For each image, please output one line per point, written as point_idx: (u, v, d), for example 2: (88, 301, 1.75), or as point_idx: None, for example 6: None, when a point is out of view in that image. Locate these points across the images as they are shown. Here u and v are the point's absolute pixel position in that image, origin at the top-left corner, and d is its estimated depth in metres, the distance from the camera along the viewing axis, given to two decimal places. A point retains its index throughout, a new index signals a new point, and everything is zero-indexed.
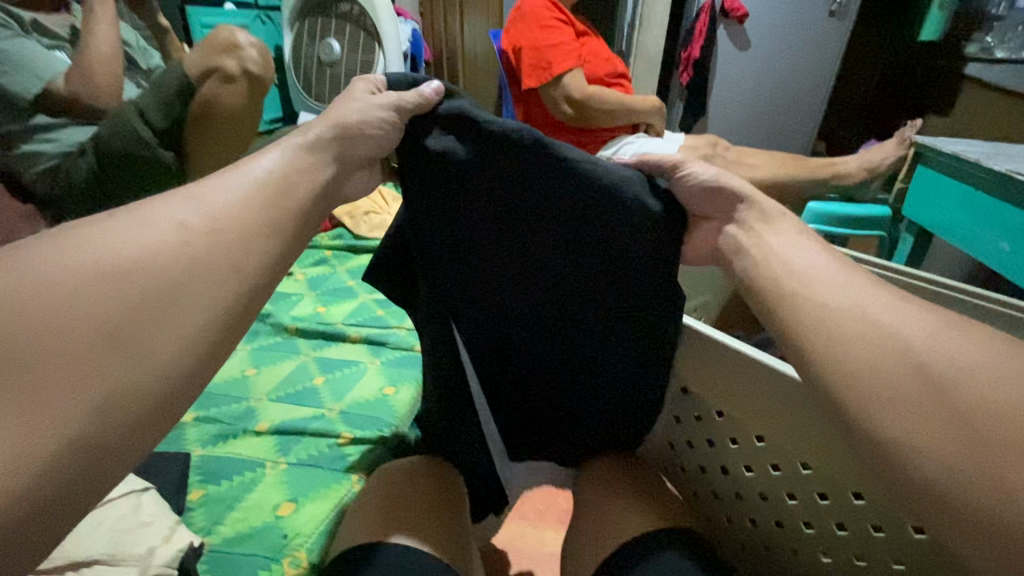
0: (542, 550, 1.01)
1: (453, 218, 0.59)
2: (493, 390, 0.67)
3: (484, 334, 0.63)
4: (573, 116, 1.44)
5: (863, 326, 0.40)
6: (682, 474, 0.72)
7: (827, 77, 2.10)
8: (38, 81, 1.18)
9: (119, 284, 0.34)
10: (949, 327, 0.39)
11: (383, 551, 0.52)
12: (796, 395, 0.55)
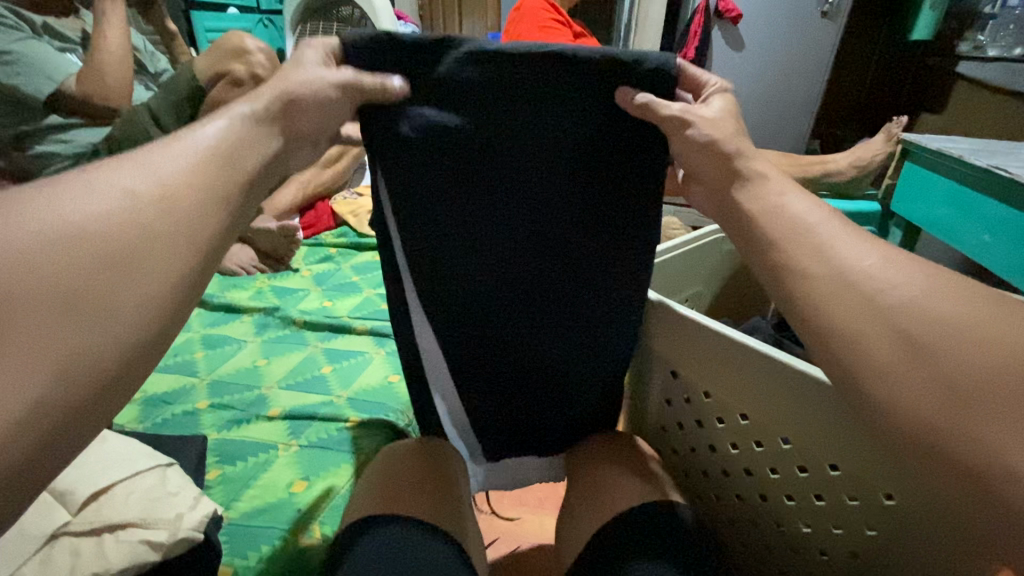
0: (541, 534, 1.05)
1: (445, 201, 0.62)
2: (474, 361, 0.70)
3: (463, 302, 0.66)
4: None
5: (837, 285, 0.41)
6: (672, 454, 0.76)
7: (820, 76, 2.12)
8: (49, 82, 1.22)
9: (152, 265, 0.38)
10: (936, 282, 0.39)
11: (382, 540, 0.54)
12: (777, 376, 0.58)
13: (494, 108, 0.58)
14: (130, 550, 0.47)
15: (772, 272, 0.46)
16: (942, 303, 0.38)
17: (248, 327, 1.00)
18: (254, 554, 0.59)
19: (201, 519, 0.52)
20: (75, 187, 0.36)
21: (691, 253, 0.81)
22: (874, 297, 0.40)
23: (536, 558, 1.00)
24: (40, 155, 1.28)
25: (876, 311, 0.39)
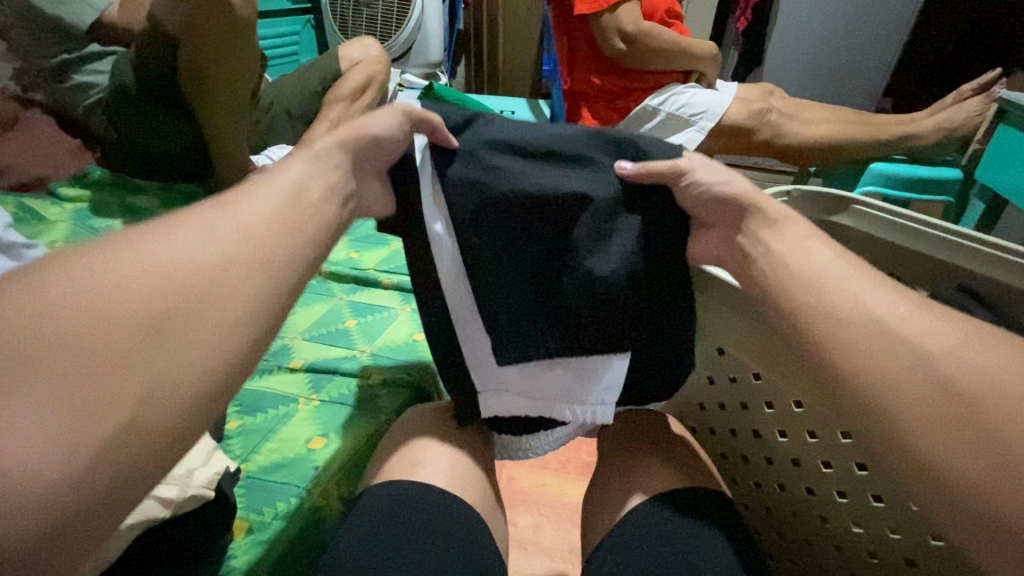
0: (563, 499, 1.04)
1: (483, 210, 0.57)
2: (509, 266, 0.58)
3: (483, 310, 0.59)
4: (624, 54, 1.34)
5: (873, 338, 0.39)
6: (710, 436, 0.71)
7: (902, 31, 1.91)
8: (90, 11, 1.23)
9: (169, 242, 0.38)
10: (969, 336, 0.39)
11: (392, 490, 0.54)
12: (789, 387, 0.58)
13: (524, 137, 0.57)
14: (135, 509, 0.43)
15: (803, 309, 0.43)
16: (986, 359, 0.37)
17: None
18: (269, 510, 0.57)
19: (211, 478, 0.49)
20: (110, 249, 0.36)
21: None
22: (916, 345, 0.38)
23: (557, 523, 1.00)
24: (77, 88, 1.20)
25: (921, 363, 0.38)
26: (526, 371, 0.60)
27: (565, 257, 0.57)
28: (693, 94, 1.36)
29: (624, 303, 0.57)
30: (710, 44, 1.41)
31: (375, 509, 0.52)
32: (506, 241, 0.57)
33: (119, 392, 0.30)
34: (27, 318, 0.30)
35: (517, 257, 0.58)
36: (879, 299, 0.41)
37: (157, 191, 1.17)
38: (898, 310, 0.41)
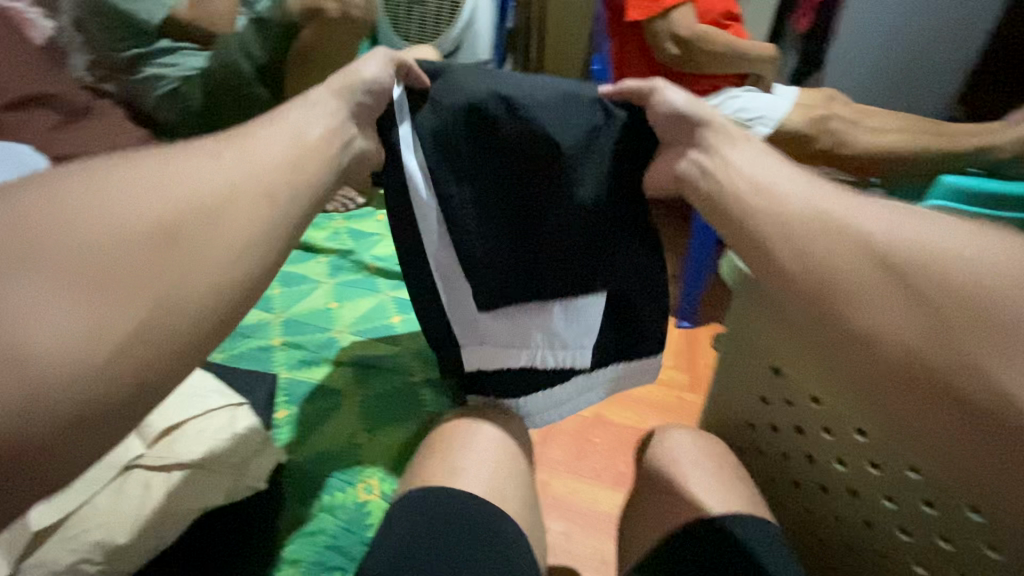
0: (596, 508, 1.03)
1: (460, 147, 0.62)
2: (486, 196, 0.64)
3: (470, 244, 0.64)
4: (678, 59, 1.30)
5: (833, 235, 0.43)
6: (759, 457, 0.69)
7: (981, 33, 1.78)
8: (160, 7, 1.22)
9: (176, 169, 0.42)
10: (904, 219, 0.43)
11: (431, 491, 0.54)
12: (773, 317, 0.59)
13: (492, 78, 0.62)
14: (196, 494, 0.50)
15: (779, 241, 0.45)
16: (927, 235, 0.42)
17: (324, 269, 0.96)
18: (314, 502, 0.60)
19: (263, 469, 0.55)
20: (128, 180, 0.40)
21: None
22: (864, 232, 0.43)
23: (588, 532, 0.99)
24: (148, 80, 1.24)
25: (871, 245, 0.42)
26: (507, 309, 0.67)
27: (535, 183, 0.63)
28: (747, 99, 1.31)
29: (591, 221, 0.64)
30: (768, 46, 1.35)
31: (416, 508, 0.52)
32: (482, 173, 0.63)
33: (135, 292, 0.36)
34: (50, 226, 0.35)
35: (493, 187, 0.64)
36: (824, 201, 0.46)
37: None
38: (844, 209, 0.45)
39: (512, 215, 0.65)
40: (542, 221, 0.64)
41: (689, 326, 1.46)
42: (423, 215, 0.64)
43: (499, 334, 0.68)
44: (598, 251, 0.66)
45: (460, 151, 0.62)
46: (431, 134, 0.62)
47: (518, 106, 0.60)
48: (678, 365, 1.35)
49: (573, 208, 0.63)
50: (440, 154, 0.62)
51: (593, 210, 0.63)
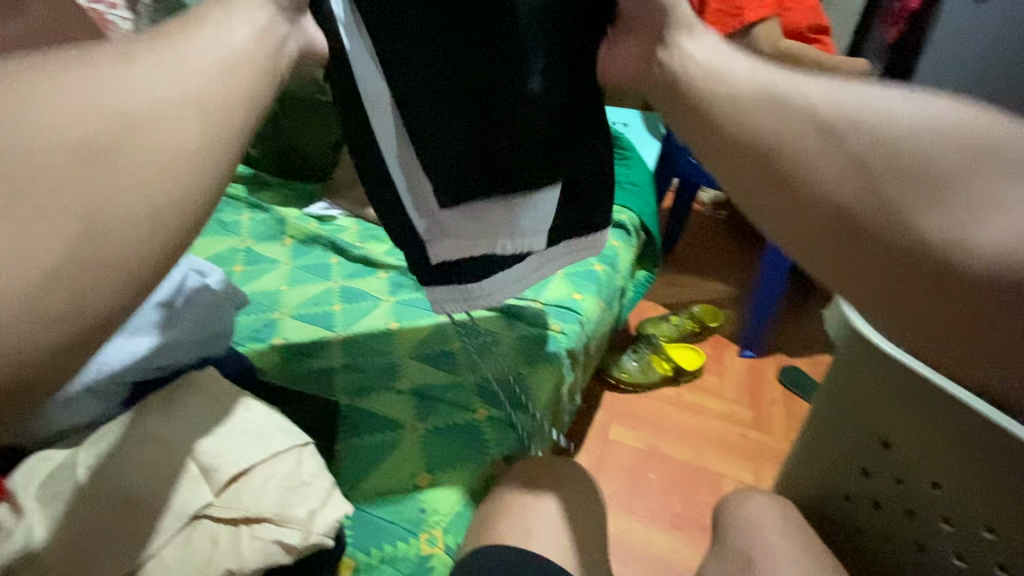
0: (649, 551, 0.98)
1: (405, 31, 0.53)
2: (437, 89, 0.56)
3: (424, 143, 0.58)
4: None
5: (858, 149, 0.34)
6: (853, 533, 0.62)
7: None
8: None
9: (101, 77, 0.33)
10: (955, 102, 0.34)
11: (490, 551, 0.51)
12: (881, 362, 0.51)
13: None
14: (263, 552, 0.47)
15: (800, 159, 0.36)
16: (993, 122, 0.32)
17: (383, 285, 0.95)
18: (377, 551, 0.58)
19: (331, 523, 0.50)
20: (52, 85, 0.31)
21: None
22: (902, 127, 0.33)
23: None
24: None
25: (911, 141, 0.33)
26: (465, 212, 0.63)
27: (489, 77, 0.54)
28: None
29: (554, 116, 0.58)
30: (860, 65, 1.25)
31: (473, 568, 0.49)
32: (433, 63, 0.54)
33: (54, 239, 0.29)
34: None
35: (444, 81, 0.55)
36: (860, 93, 0.36)
37: (281, 189, 1.20)
38: (860, 90, 0.36)
39: (467, 113, 0.57)
40: (499, 118, 0.57)
41: (753, 356, 1.37)
42: (378, 120, 0.58)
43: (458, 233, 0.64)
44: (561, 145, 0.60)
45: (404, 24, 0.53)
46: (367, 3, 0.52)
47: None
48: (741, 399, 1.27)
49: (534, 102, 0.56)
50: (384, 39, 0.54)
51: (556, 102, 0.57)
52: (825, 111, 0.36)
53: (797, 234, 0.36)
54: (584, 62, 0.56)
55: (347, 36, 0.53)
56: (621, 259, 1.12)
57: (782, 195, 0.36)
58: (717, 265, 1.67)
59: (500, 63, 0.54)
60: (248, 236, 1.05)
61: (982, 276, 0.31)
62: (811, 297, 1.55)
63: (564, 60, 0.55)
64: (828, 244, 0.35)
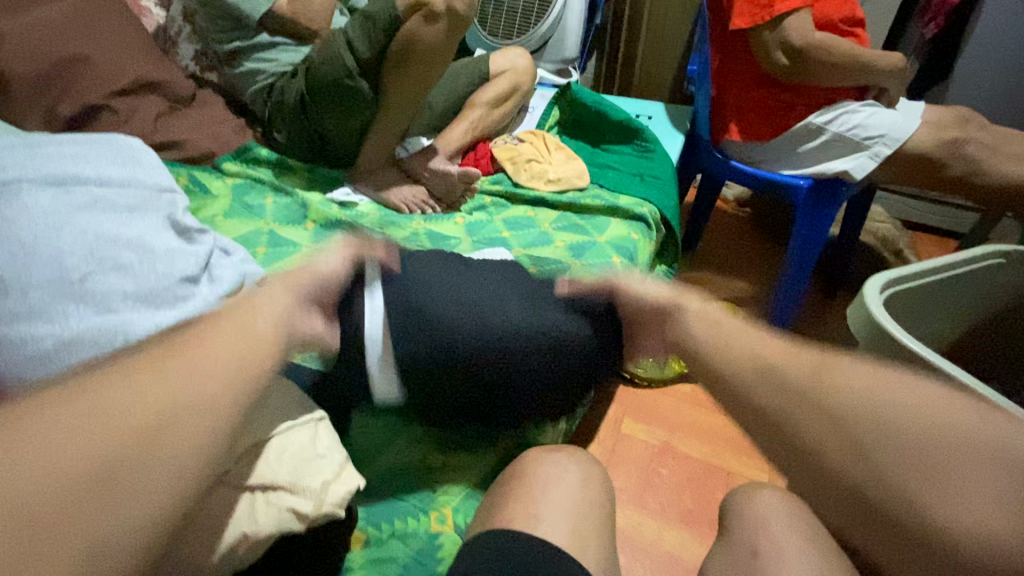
0: (659, 546, 0.98)
1: (424, 385, 0.61)
2: (447, 394, 0.63)
3: (422, 409, 0.66)
4: (787, 71, 1.19)
5: (849, 404, 0.41)
6: None
7: None
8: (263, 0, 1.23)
9: (130, 374, 0.35)
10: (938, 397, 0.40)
11: (495, 537, 0.51)
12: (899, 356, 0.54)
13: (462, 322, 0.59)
14: (277, 518, 0.47)
15: (801, 402, 0.42)
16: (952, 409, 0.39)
17: None
18: (387, 527, 0.59)
19: (342, 496, 0.52)
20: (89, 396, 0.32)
21: (919, 285, 0.62)
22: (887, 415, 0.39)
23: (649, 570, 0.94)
24: (246, 73, 1.29)
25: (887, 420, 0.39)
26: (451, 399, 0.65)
27: (497, 381, 0.63)
28: (866, 117, 1.20)
29: (545, 391, 0.67)
30: (893, 59, 1.22)
31: (478, 555, 0.50)
32: (443, 387, 0.62)
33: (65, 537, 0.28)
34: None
35: (454, 388, 0.62)
36: (861, 369, 0.42)
37: (305, 173, 1.22)
38: (862, 365, 0.43)
39: (471, 400, 0.65)
40: (500, 399, 0.65)
41: None
42: (376, 367, 0.59)
43: (439, 420, 0.68)
44: (554, 381, 0.67)
45: (427, 358, 0.59)
46: (404, 360, 0.58)
47: (482, 368, 0.61)
48: None
49: (536, 380, 0.65)
50: (403, 380, 0.60)
51: (554, 375, 0.66)
52: (804, 372, 0.43)
53: (824, 497, 0.41)
54: (580, 366, 0.68)
55: (371, 357, 0.58)
56: (640, 252, 1.11)
57: (788, 444, 0.42)
58: (739, 264, 1.64)
59: (512, 372, 0.63)
60: (271, 219, 1.07)
61: (961, 532, 0.36)
62: (835, 298, 1.51)
63: (563, 369, 0.66)
64: (791, 463, 0.42)
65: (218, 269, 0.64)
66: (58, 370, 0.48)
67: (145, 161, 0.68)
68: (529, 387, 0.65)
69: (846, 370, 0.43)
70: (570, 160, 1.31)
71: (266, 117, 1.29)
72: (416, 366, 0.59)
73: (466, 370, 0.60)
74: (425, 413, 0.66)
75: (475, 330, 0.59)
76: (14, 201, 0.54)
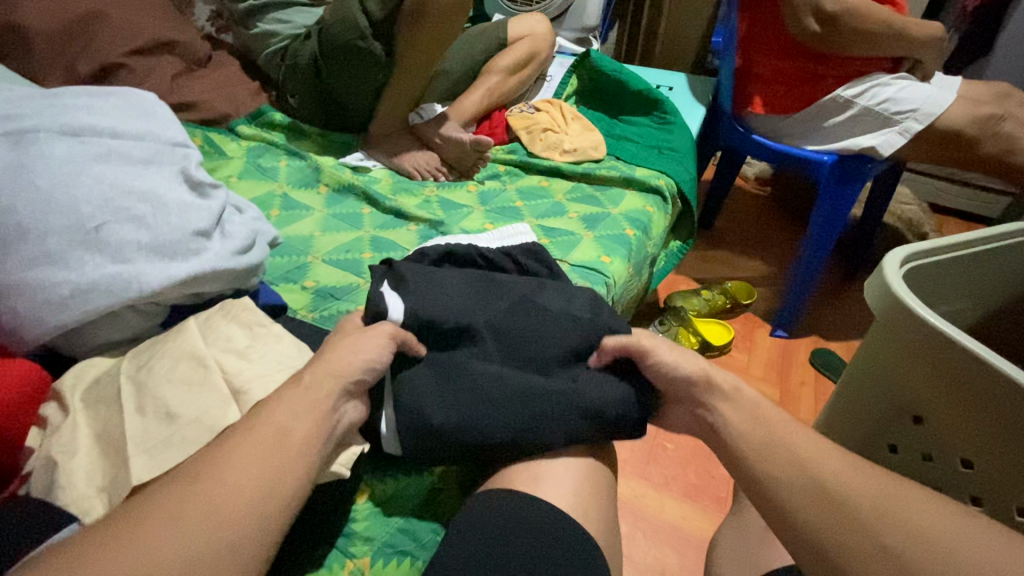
0: (662, 517, 0.99)
1: (432, 407, 0.56)
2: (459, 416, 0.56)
3: (434, 455, 0.57)
4: (818, 38, 1.14)
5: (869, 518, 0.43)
6: None
7: None
8: None
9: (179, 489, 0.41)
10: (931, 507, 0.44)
11: (501, 496, 0.53)
12: (919, 338, 0.54)
13: (470, 336, 0.61)
14: None
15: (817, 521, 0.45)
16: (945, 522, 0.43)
17: (413, 237, 0.96)
18: (392, 480, 0.58)
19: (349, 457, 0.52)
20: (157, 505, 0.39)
21: (944, 260, 0.60)
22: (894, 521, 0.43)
23: (651, 540, 0.95)
24: (260, 34, 1.28)
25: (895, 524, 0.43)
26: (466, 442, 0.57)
27: (514, 395, 0.57)
28: (900, 89, 1.15)
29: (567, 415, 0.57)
30: (932, 27, 1.16)
31: (479, 512, 0.51)
32: (455, 409, 0.56)
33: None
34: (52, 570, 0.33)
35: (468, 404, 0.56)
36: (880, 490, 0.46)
37: (318, 138, 1.21)
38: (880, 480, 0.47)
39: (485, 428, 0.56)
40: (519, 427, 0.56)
41: (785, 336, 1.34)
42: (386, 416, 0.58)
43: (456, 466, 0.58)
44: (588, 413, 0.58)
45: (435, 384, 0.58)
46: (408, 394, 0.57)
47: (496, 378, 0.58)
48: (768, 378, 1.24)
49: (559, 402, 0.57)
50: (410, 408, 0.57)
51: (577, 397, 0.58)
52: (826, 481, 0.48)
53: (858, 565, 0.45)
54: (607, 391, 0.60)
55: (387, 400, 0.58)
56: (654, 225, 1.10)
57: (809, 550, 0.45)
58: (756, 243, 1.61)
59: (527, 389, 0.58)
60: (286, 182, 1.07)
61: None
62: (853, 281, 1.48)
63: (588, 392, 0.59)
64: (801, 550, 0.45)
65: (231, 225, 0.63)
66: (76, 315, 0.50)
67: (159, 115, 0.68)
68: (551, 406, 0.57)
69: (884, 485, 0.46)
70: (587, 129, 1.28)
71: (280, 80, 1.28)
72: (425, 418, 0.56)
73: (473, 388, 0.57)
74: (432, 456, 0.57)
75: (484, 348, 0.60)
76: (32, 149, 0.55)
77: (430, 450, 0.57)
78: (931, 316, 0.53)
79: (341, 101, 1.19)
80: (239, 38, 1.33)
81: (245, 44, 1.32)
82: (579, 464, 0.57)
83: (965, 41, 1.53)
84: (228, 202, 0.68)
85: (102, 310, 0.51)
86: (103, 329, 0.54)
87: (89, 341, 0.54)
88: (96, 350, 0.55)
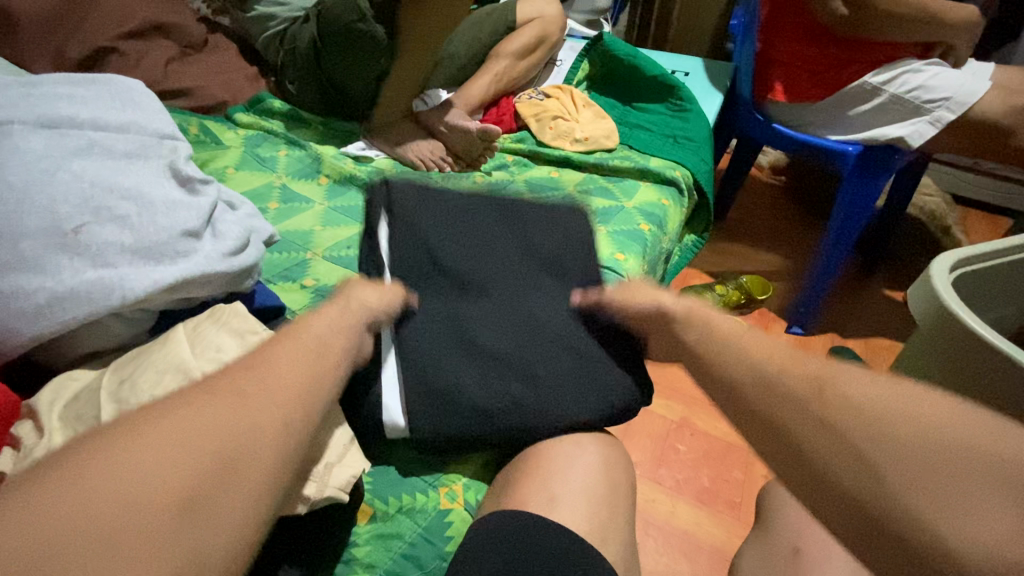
0: (675, 523, 0.95)
1: (435, 341, 0.60)
2: (461, 352, 0.60)
3: (434, 391, 0.58)
4: (845, 21, 1.08)
5: None
6: None
7: None
8: None
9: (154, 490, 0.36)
10: None
11: (506, 521, 0.49)
12: (968, 352, 0.49)
13: (469, 278, 0.65)
14: None
15: None
16: None
17: None
18: (395, 501, 0.55)
19: (347, 480, 0.49)
20: None
21: (989, 264, 0.55)
22: None
23: (664, 548, 0.92)
24: (258, 18, 1.23)
25: None
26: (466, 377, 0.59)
27: (510, 336, 0.61)
28: (930, 76, 1.08)
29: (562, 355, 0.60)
30: (966, 8, 1.09)
31: (481, 539, 0.47)
32: (456, 345, 0.61)
33: None
34: None
35: (468, 341, 0.61)
36: None
37: (318, 126, 1.16)
38: None
39: (483, 364, 0.59)
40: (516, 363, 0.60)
41: (802, 334, 1.29)
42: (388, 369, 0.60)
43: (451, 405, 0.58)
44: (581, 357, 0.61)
45: (436, 323, 0.62)
46: (411, 336, 0.61)
47: (492, 318, 0.62)
48: None
49: (552, 343, 0.61)
50: (413, 346, 0.60)
51: (569, 337, 0.62)
52: None
53: None
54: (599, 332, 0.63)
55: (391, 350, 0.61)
56: (670, 220, 1.04)
57: None
58: (772, 235, 1.56)
59: (522, 327, 0.62)
60: (285, 173, 1.03)
61: None
62: (872, 276, 1.43)
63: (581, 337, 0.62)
64: None
65: (223, 224, 0.59)
66: (54, 324, 0.47)
67: (146, 105, 0.63)
68: (545, 346, 0.61)
69: None
70: (599, 118, 1.23)
71: (278, 65, 1.23)
72: (427, 354, 0.60)
73: (473, 325, 0.62)
74: (432, 390, 0.58)
75: (481, 284, 0.65)
76: (6, 144, 0.51)
77: (431, 385, 0.58)
78: (980, 324, 0.48)
79: (341, 87, 1.14)
80: (236, 22, 1.28)
81: (242, 28, 1.27)
82: (593, 487, 0.53)
83: (994, 25, 1.45)
84: (220, 199, 0.63)
85: (81, 319, 0.47)
86: (86, 337, 0.50)
87: (72, 350, 0.51)
88: (81, 360, 0.52)
